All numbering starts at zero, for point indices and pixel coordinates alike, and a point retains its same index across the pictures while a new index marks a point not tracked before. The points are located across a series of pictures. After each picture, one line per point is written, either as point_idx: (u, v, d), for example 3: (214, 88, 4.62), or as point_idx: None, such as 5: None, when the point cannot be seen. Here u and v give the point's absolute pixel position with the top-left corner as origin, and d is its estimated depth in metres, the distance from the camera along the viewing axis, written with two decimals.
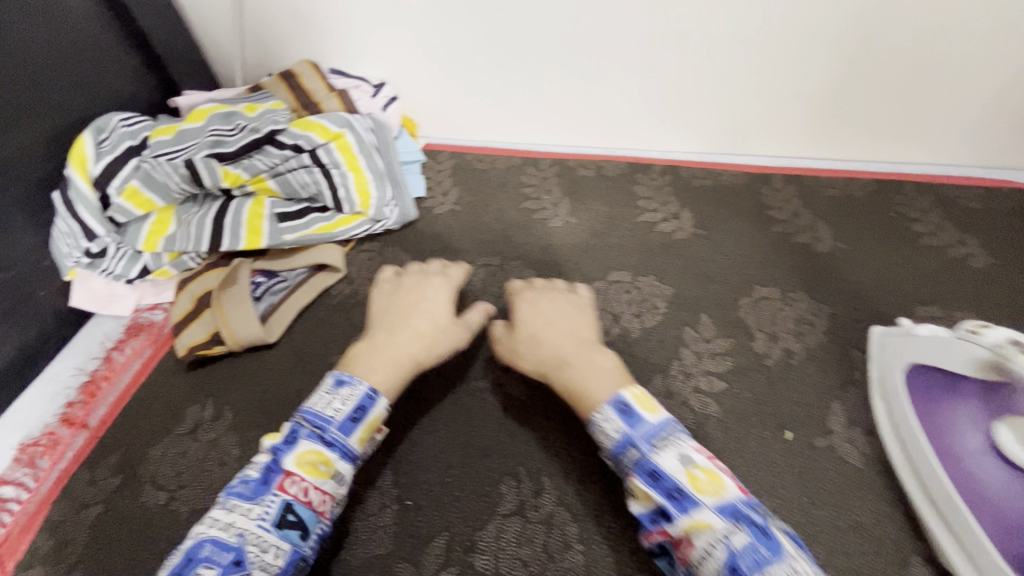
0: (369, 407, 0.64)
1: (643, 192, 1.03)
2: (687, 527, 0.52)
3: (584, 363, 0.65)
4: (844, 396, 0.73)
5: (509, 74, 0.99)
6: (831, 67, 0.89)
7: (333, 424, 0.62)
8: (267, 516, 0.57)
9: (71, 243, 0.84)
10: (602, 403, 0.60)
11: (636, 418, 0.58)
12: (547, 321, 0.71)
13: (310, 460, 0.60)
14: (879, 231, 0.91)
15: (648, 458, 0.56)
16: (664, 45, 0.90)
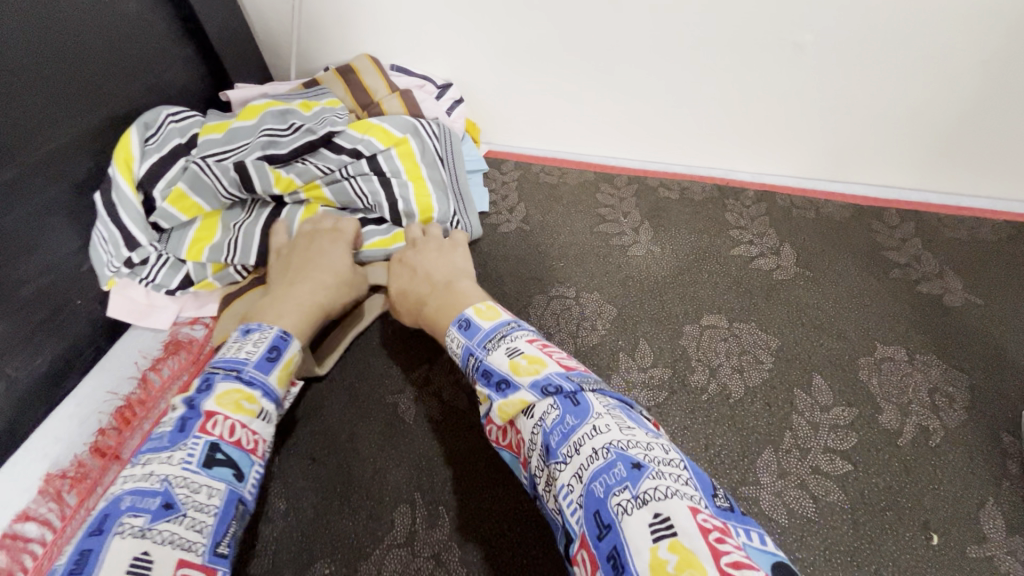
0: (284, 347, 0.60)
1: (735, 220, 0.91)
2: (506, 411, 0.49)
3: (431, 302, 0.66)
4: (996, 491, 0.61)
5: (593, 82, 0.88)
6: (982, 93, 0.75)
7: (249, 364, 0.56)
8: (193, 458, 0.47)
9: (110, 251, 0.75)
10: (449, 325, 0.59)
11: (468, 327, 0.57)
12: (414, 266, 0.72)
13: (233, 398, 0.52)
14: (1017, 286, 0.79)
15: (481, 357, 0.53)
16: (781, 59, 0.78)
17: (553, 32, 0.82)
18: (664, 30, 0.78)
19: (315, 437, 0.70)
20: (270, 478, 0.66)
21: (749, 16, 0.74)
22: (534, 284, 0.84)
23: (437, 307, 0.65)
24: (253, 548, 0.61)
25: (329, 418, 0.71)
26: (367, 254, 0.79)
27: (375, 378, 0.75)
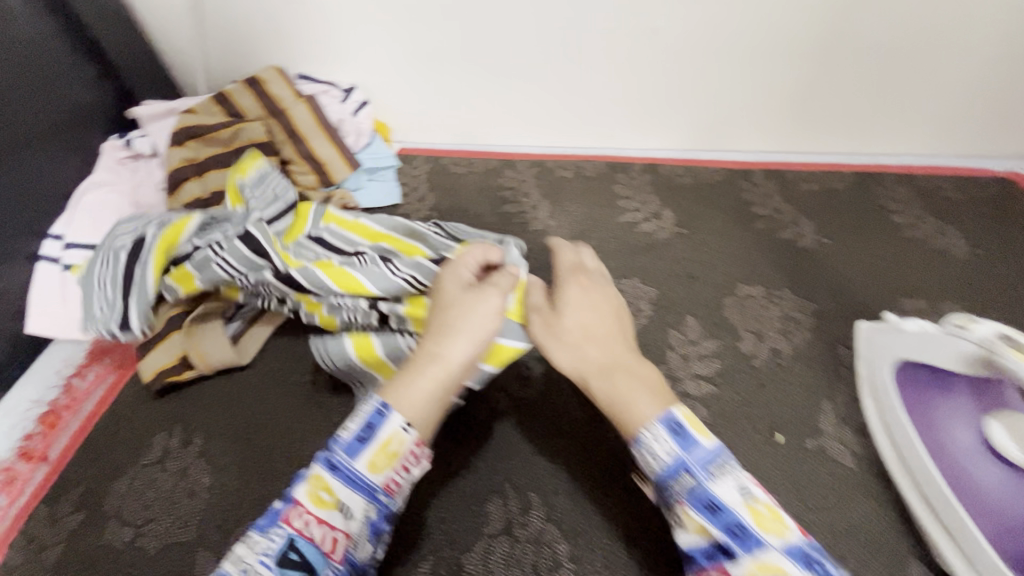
0: (380, 426, 0.52)
1: (623, 192, 1.01)
2: (700, 523, 0.49)
3: (621, 380, 0.56)
4: (832, 394, 0.78)
5: (490, 75, 0.95)
6: (816, 58, 0.87)
7: (340, 443, 0.51)
8: (270, 552, 0.48)
9: (115, 316, 0.69)
10: (653, 421, 0.52)
11: (696, 441, 0.51)
12: (585, 318, 0.61)
13: (316, 492, 0.50)
14: (869, 225, 0.90)
15: (705, 484, 0.49)
16: (642, 43, 0.88)
17: (446, 31, 0.89)
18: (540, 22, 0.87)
19: (242, 417, 0.74)
20: (194, 459, 0.71)
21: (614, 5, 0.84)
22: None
23: (631, 382, 0.56)
24: (179, 522, 0.66)
25: (251, 397, 0.76)
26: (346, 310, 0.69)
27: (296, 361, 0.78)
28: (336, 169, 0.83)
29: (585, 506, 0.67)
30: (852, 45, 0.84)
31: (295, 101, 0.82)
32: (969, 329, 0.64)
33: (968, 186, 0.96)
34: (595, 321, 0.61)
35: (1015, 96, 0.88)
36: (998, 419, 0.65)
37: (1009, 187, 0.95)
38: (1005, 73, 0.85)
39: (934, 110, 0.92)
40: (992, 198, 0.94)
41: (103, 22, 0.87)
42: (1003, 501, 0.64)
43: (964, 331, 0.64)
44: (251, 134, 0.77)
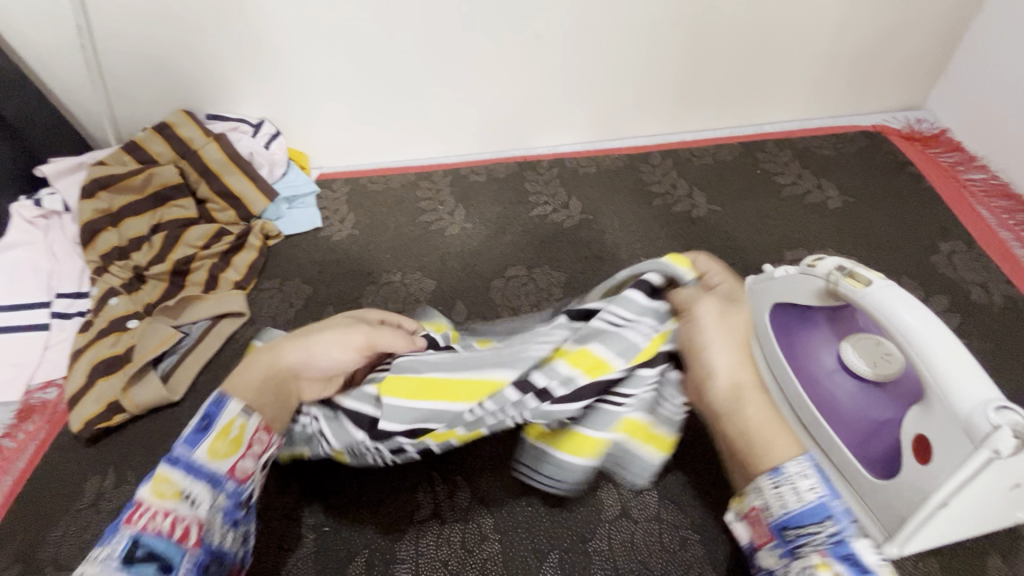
0: (218, 415, 0.50)
1: (534, 187, 1.03)
2: (154, 493, 0.46)
3: (761, 409, 0.51)
4: None
5: (393, 98, 1.00)
6: (680, 38, 0.92)
7: (179, 441, 0.48)
8: (114, 554, 0.42)
9: None
10: (797, 457, 0.48)
11: (219, 411, 0.50)
12: (735, 333, 0.53)
13: (163, 484, 0.46)
14: (747, 189, 0.96)
15: (185, 453, 0.48)
16: (525, 47, 0.92)
17: (340, 64, 0.95)
18: (421, 48, 0.92)
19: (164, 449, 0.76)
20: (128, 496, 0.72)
21: (483, 25, 0.89)
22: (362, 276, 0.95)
23: (760, 411, 0.51)
24: None
25: (179, 413, 0.80)
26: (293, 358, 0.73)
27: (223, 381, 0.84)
28: (253, 201, 0.99)
29: (497, 491, 0.66)
30: (706, 23, 0.89)
31: (206, 141, 0.97)
32: (814, 265, 0.58)
33: (843, 141, 1.02)
34: (739, 327, 0.54)
35: (867, 58, 0.97)
36: (854, 341, 0.59)
37: (884, 137, 1.02)
38: (856, 39, 0.94)
39: (796, 72, 0.98)
40: (866, 149, 1.00)
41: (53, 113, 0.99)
42: (872, 426, 0.56)
43: (811, 268, 0.59)
44: (163, 179, 0.94)
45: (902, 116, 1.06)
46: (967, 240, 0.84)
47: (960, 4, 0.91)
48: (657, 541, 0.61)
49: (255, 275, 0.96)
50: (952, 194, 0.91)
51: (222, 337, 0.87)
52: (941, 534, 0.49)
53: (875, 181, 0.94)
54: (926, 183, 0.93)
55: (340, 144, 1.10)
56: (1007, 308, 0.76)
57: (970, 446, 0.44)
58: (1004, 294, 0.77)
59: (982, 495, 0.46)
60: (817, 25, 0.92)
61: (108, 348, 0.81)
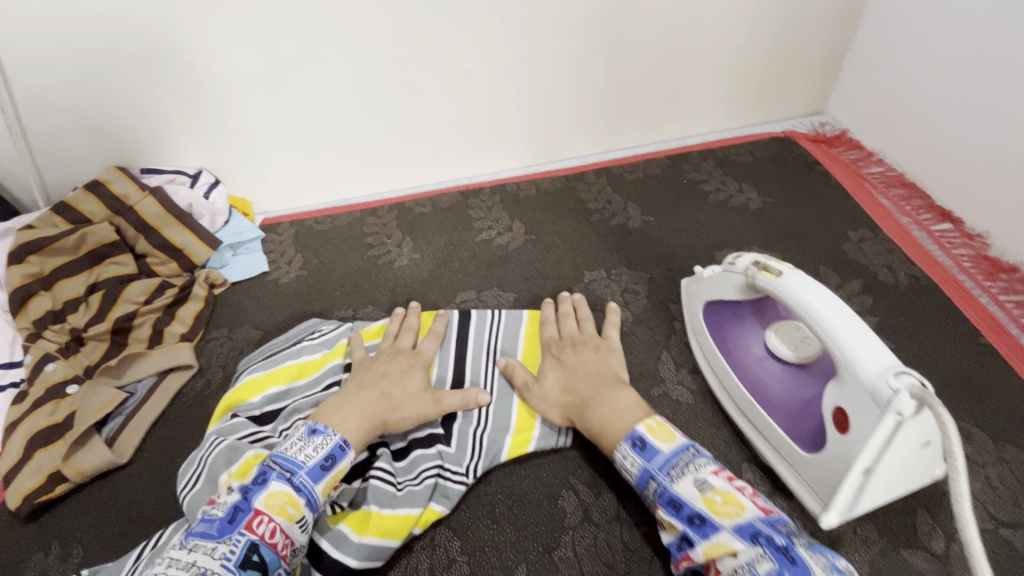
0: (340, 456, 0.59)
1: (478, 214, 1.06)
2: (271, 507, 0.53)
3: (603, 401, 0.64)
4: (669, 344, 0.77)
5: (332, 139, 1.02)
6: (599, 66, 0.99)
7: (303, 469, 0.57)
8: (231, 556, 0.50)
9: (196, 475, 0.65)
10: (620, 440, 0.59)
11: (342, 453, 0.60)
12: (572, 369, 0.69)
13: (280, 501, 0.54)
14: (676, 198, 1.02)
15: (308, 484, 0.56)
16: (456, 83, 0.97)
17: (276, 110, 0.96)
18: (354, 90, 0.95)
19: (112, 515, 0.74)
20: (76, 569, 0.69)
21: (413, 66, 0.93)
22: (313, 315, 0.95)
23: (603, 409, 0.63)
24: None
25: (129, 475, 0.78)
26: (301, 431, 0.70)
27: (171, 437, 0.81)
28: (196, 252, 0.98)
29: (462, 512, 0.66)
30: (621, 50, 0.97)
31: (141, 196, 0.96)
32: (735, 263, 0.63)
33: (758, 148, 1.10)
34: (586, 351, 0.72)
35: (769, 72, 1.07)
36: (777, 329, 0.64)
37: (793, 142, 1.11)
38: (761, 53, 1.03)
39: (709, 89, 1.07)
40: (778, 152, 1.08)
41: None
42: (799, 406, 0.60)
43: (732, 266, 0.63)
44: (98, 237, 0.92)
45: (808, 121, 1.15)
46: (873, 228, 0.92)
47: (841, 20, 1.01)
48: (620, 541, 0.63)
49: (203, 326, 0.95)
50: (856, 188, 1.00)
51: (170, 393, 0.85)
52: (876, 500, 0.53)
53: (790, 181, 1.02)
54: (833, 179, 1.02)
55: (281, 187, 1.10)
56: (912, 285, 0.83)
57: (879, 414, 0.48)
58: (908, 273, 0.84)
59: (901, 457, 0.50)
60: (720, 45, 1.00)
61: (44, 417, 0.77)
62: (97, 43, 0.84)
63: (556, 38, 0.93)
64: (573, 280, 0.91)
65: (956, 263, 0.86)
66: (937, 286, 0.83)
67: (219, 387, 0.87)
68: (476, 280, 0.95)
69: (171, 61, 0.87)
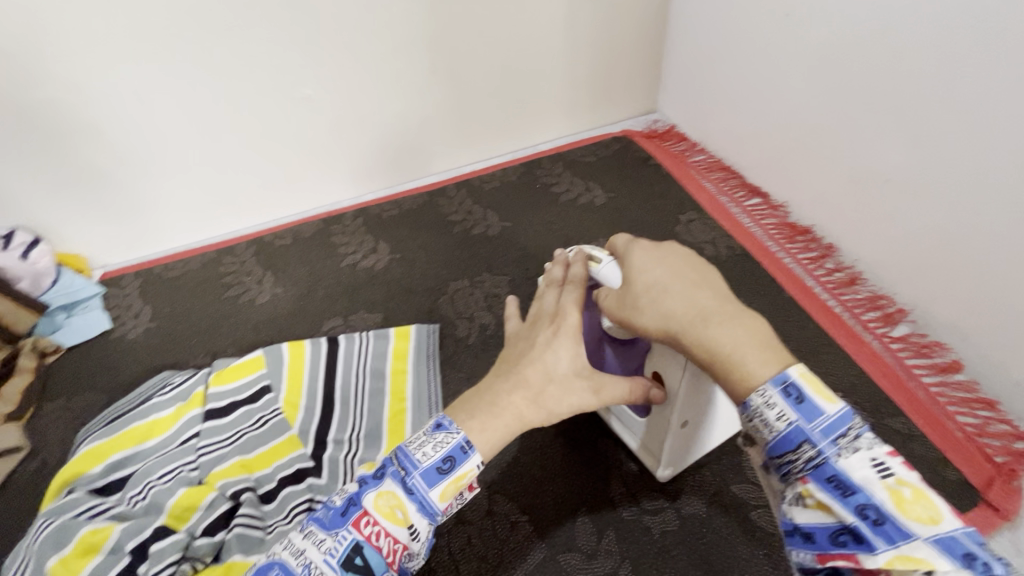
0: (461, 459, 0.44)
1: (341, 239, 1.05)
2: (381, 509, 0.43)
3: (726, 327, 0.44)
4: None
5: (170, 177, 0.97)
6: (440, 82, 1.02)
7: (418, 468, 0.44)
8: (334, 555, 0.42)
9: (22, 565, 0.59)
10: (765, 385, 0.41)
11: (464, 456, 0.45)
12: (674, 268, 0.49)
13: (391, 502, 0.44)
14: (532, 201, 1.08)
15: (422, 487, 0.44)
16: (296, 110, 0.96)
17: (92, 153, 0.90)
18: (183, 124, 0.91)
19: None
20: None
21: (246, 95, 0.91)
22: (166, 368, 0.89)
23: (734, 329, 0.44)
24: None
25: None
26: (151, 488, 0.66)
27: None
28: (16, 319, 0.88)
29: None
30: (457, 66, 1.01)
31: None
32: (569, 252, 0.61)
33: (600, 148, 1.19)
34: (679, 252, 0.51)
35: (600, 77, 1.16)
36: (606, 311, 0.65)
37: (631, 139, 1.21)
38: (588, 61, 1.12)
39: (549, 98, 1.14)
40: (618, 150, 1.18)
41: None
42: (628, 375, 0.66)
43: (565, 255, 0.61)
44: None
45: (643, 119, 1.27)
46: (701, 209, 1.03)
47: (651, 29, 1.14)
48: (494, 533, 0.66)
49: (34, 400, 0.85)
50: (686, 175, 1.11)
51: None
52: (687, 453, 0.66)
53: (630, 175, 1.12)
54: (666, 170, 1.13)
55: (116, 236, 1.01)
56: (732, 255, 0.94)
57: (678, 381, 0.56)
58: (728, 245, 0.96)
59: (703, 415, 0.61)
60: (551, 57, 1.08)
61: None
62: None
63: (392, 61, 0.96)
64: (440, 292, 0.92)
65: (765, 231, 0.98)
66: (751, 253, 0.95)
67: (59, 463, 0.78)
68: (342, 306, 0.94)
69: None
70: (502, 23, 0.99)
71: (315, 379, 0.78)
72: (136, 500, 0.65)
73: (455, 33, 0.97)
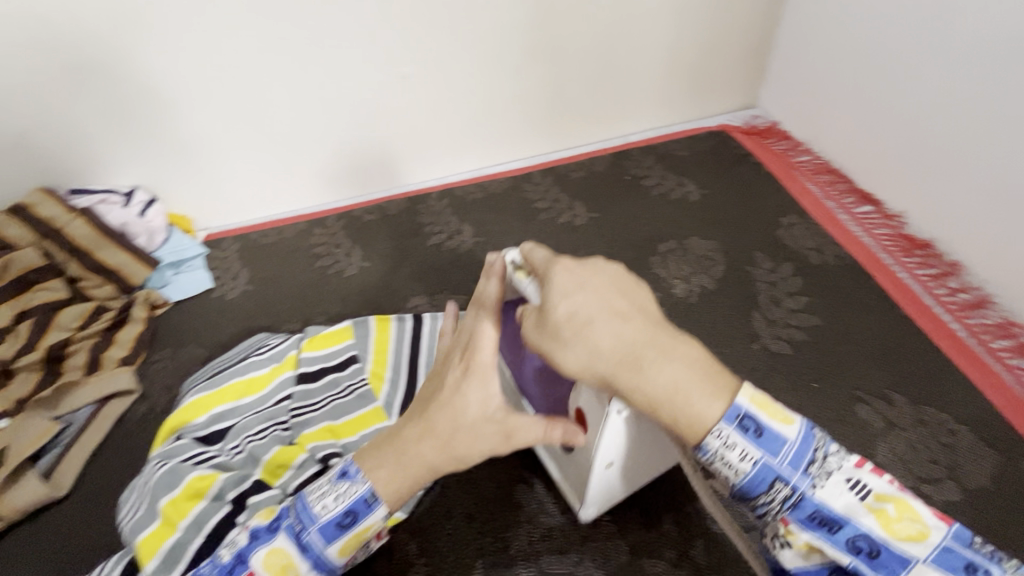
0: (362, 515, 0.49)
1: (427, 219, 1.06)
2: (270, 568, 0.50)
3: (663, 366, 0.42)
4: None
5: (274, 149, 1.01)
6: (538, 67, 1.01)
7: (312, 525, 0.49)
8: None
9: (136, 501, 0.64)
10: (718, 426, 0.41)
11: (367, 510, 0.49)
12: (600, 295, 0.45)
13: (278, 563, 0.50)
14: (620, 193, 1.05)
15: (317, 543, 0.50)
16: (396, 89, 0.97)
17: (209, 121, 0.94)
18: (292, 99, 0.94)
19: (51, 550, 0.70)
20: None
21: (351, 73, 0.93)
22: (261, 330, 0.93)
23: (672, 365, 0.42)
24: None
25: (69, 507, 0.74)
26: (249, 444, 0.70)
27: (114, 465, 0.78)
28: (133, 272, 0.95)
29: (418, 515, 0.66)
30: (557, 51, 0.99)
31: (72, 218, 0.91)
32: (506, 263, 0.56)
33: (694, 142, 1.14)
34: (607, 274, 0.47)
35: (701, 68, 1.11)
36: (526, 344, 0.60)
37: (728, 135, 1.16)
38: (691, 50, 1.07)
39: (645, 87, 1.10)
40: (714, 146, 1.13)
41: None
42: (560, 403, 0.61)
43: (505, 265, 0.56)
44: (25, 263, 0.87)
45: (742, 114, 1.20)
46: (803, 213, 0.97)
47: (763, 18, 1.07)
48: (576, 528, 0.64)
49: (145, 348, 0.91)
50: (788, 176, 1.05)
51: (110, 419, 0.82)
52: (616, 491, 0.62)
53: (726, 172, 1.07)
54: (766, 170, 1.07)
55: (220, 201, 1.06)
56: (839, 264, 0.88)
57: (603, 420, 0.51)
58: (834, 253, 0.90)
59: (639, 451, 0.57)
60: (654, 44, 1.04)
61: None
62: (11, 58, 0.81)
63: (493, 44, 0.95)
64: None
65: (877, 241, 0.92)
66: (859, 264, 0.88)
67: (165, 410, 0.84)
68: (427, 285, 0.96)
69: (97, 76, 0.85)
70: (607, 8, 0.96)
71: (401, 354, 0.80)
72: (235, 453, 0.69)
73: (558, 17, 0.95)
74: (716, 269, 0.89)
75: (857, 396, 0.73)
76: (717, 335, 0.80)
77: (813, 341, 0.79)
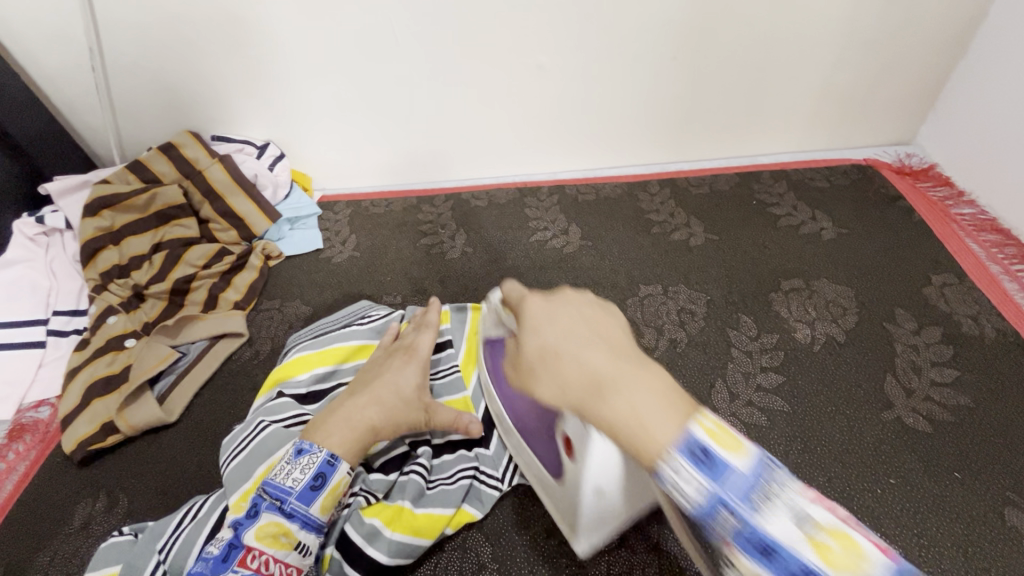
0: (330, 473, 0.56)
1: (534, 213, 1.05)
2: (263, 540, 0.52)
3: (621, 387, 0.38)
4: (725, 372, 0.76)
5: (399, 124, 1.02)
6: (678, 73, 0.95)
7: (292, 494, 0.54)
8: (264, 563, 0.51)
9: (236, 454, 0.66)
10: (665, 445, 0.35)
11: (332, 469, 0.56)
12: (567, 328, 0.44)
13: (271, 533, 0.52)
14: (744, 218, 0.98)
15: (301, 509, 0.54)
16: (529, 79, 0.95)
17: (347, 89, 0.96)
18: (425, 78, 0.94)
19: (157, 472, 0.76)
20: (119, 520, 0.72)
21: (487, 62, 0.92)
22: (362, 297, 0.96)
23: (636, 392, 0.38)
24: None
25: (176, 434, 0.80)
26: None
27: (217, 404, 0.83)
28: (255, 222, 1.00)
29: (496, 520, 0.65)
30: (703, 57, 0.93)
31: (211, 162, 0.98)
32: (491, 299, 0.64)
33: (834, 174, 1.04)
34: (584, 309, 0.46)
35: (857, 94, 1.01)
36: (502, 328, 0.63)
37: (875, 170, 1.05)
38: (850, 75, 0.98)
39: (789, 108, 1.02)
40: (857, 182, 1.03)
41: (54, 131, 0.98)
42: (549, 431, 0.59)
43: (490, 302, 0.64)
44: (167, 198, 0.94)
45: (892, 150, 1.09)
46: (958, 273, 0.86)
47: (943, 48, 0.95)
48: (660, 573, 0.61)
49: (255, 296, 0.96)
50: (942, 229, 0.93)
51: (219, 358, 0.87)
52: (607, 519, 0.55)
53: (866, 213, 0.97)
54: (917, 217, 0.96)
55: (340, 166, 1.10)
56: (998, 341, 0.78)
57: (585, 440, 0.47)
58: (995, 327, 0.79)
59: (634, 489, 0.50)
60: (810, 61, 0.95)
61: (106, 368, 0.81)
62: (181, 8, 0.85)
63: (636, 45, 0.91)
64: (628, 293, 0.88)
65: None
66: None
67: (267, 359, 0.89)
68: (527, 281, 0.94)
69: (250, 33, 0.88)
70: (765, 18, 0.89)
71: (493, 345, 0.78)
72: None
73: (710, 22, 0.88)
74: (847, 319, 0.81)
75: (1007, 499, 0.64)
76: (842, 395, 0.73)
77: (957, 424, 0.70)
